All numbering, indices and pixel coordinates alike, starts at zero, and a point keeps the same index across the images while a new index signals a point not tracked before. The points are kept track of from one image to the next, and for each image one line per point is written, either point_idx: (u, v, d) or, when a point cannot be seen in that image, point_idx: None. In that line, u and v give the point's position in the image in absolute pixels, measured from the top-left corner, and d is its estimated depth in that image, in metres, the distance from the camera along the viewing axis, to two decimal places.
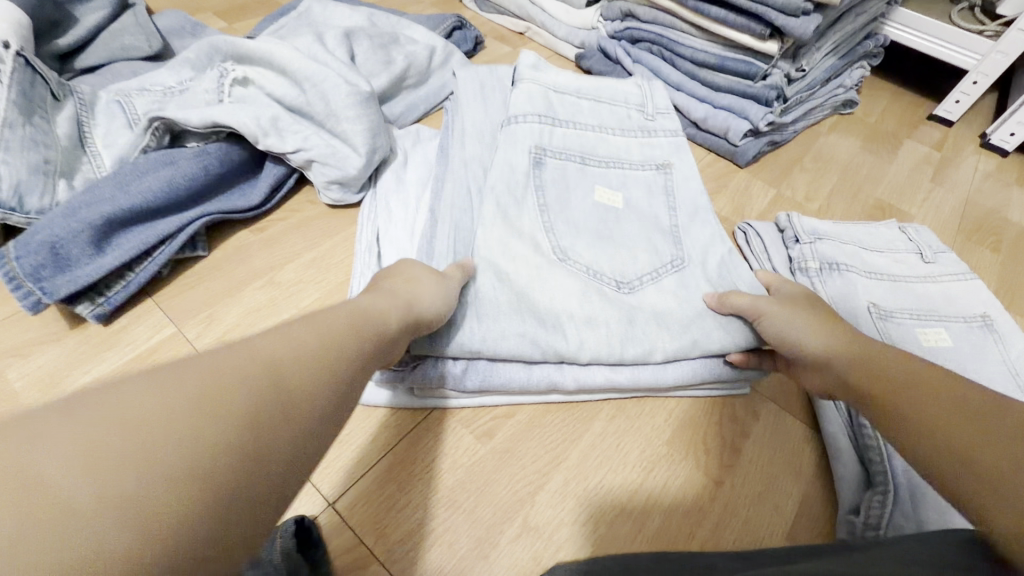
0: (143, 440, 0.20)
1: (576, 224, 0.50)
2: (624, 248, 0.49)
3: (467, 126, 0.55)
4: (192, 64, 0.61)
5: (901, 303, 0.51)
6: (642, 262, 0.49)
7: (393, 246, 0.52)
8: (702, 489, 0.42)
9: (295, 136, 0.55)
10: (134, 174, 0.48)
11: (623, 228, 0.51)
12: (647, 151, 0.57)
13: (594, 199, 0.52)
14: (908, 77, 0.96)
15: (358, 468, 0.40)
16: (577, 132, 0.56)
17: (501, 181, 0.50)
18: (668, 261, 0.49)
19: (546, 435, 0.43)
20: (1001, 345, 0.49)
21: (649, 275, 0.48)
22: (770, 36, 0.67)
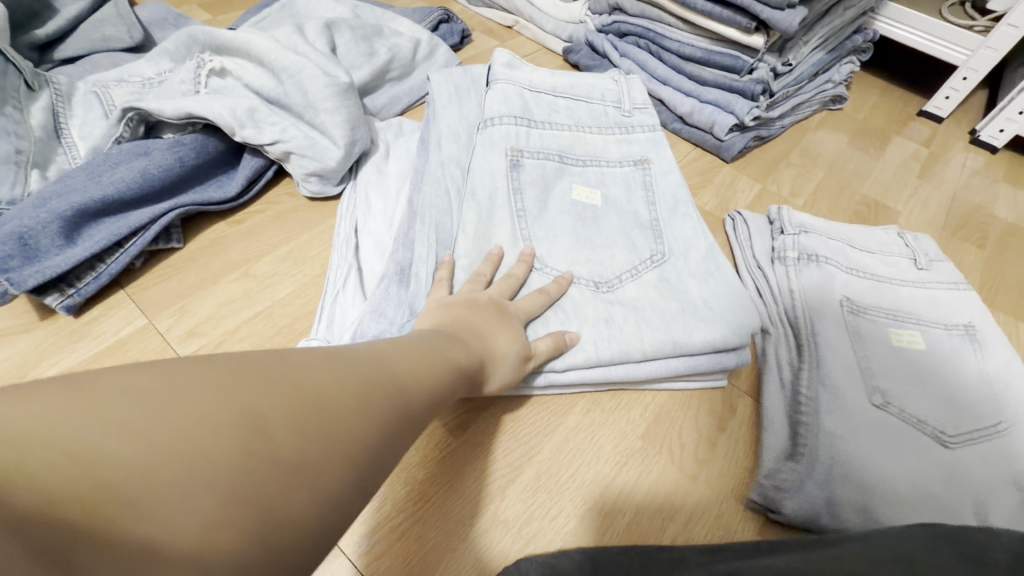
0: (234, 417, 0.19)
1: (553, 224, 0.50)
2: (602, 246, 0.49)
3: (442, 128, 0.54)
4: (171, 55, 0.61)
5: (879, 302, 0.51)
6: (620, 261, 0.48)
7: (372, 238, 0.51)
8: (676, 483, 0.41)
9: (271, 128, 0.54)
10: (106, 164, 0.48)
11: (601, 227, 0.50)
12: (628, 145, 0.57)
13: (571, 198, 0.52)
14: (898, 73, 0.96)
15: None
16: (554, 129, 0.55)
17: (479, 175, 0.50)
18: (647, 258, 0.49)
19: (519, 429, 0.43)
20: (980, 354, 0.48)
21: (627, 274, 0.48)
22: (756, 30, 0.67)
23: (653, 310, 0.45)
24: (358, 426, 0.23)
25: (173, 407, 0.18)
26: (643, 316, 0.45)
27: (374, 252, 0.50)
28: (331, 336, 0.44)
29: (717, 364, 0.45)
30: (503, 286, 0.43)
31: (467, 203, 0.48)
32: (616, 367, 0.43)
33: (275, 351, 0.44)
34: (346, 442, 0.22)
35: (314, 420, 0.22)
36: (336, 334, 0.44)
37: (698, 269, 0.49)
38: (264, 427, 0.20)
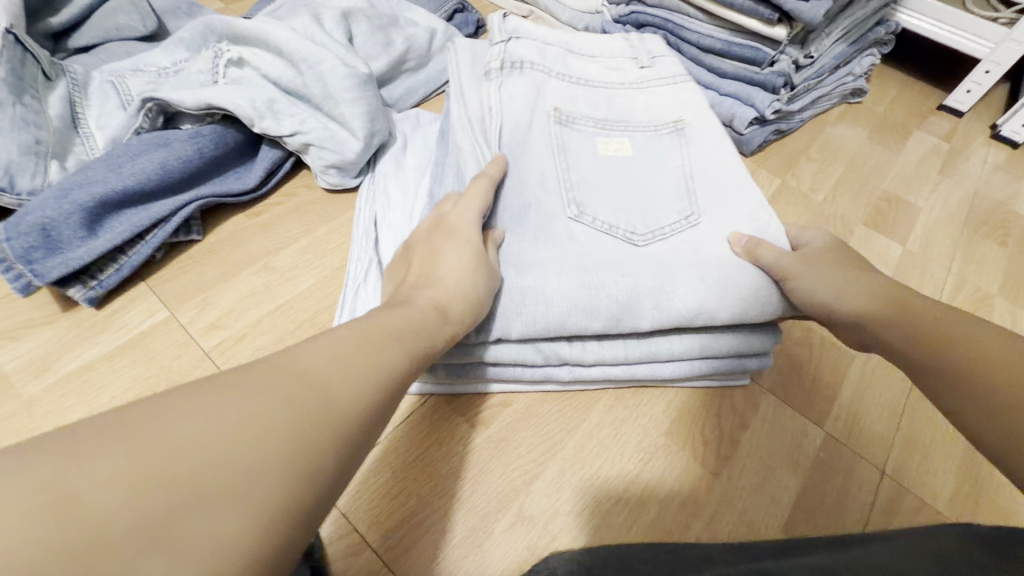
0: (201, 460, 0.20)
1: (579, 181, 0.49)
2: (638, 207, 0.48)
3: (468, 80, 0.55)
4: (186, 43, 0.60)
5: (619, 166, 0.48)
6: (648, 221, 0.47)
7: (392, 230, 0.51)
8: (700, 480, 0.41)
9: (291, 119, 0.54)
10: (126, 155, 0.48)
11: (627, 183, 0.50)
12: (659, 111, 0.55)
13: (603, 153, 0.51)
14: (919, 65, 0.94)
15: None
16: (583, 88, 0.56)
17: (510, 121, 0.51)
18: (679, 218, 0.47)
19: (541, 424, 0.43)
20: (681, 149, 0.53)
21: (658, 232, 0.46)
22: (778, 21, 0.65)
23: (686, 271, 0.44)
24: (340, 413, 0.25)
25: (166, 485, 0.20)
26: (677, 282, 0.43)
27: (395, 243, 0.50)
28: None
29: (740, 365, 0.45)
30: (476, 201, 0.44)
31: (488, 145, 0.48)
32: (642, 366, 0.44)
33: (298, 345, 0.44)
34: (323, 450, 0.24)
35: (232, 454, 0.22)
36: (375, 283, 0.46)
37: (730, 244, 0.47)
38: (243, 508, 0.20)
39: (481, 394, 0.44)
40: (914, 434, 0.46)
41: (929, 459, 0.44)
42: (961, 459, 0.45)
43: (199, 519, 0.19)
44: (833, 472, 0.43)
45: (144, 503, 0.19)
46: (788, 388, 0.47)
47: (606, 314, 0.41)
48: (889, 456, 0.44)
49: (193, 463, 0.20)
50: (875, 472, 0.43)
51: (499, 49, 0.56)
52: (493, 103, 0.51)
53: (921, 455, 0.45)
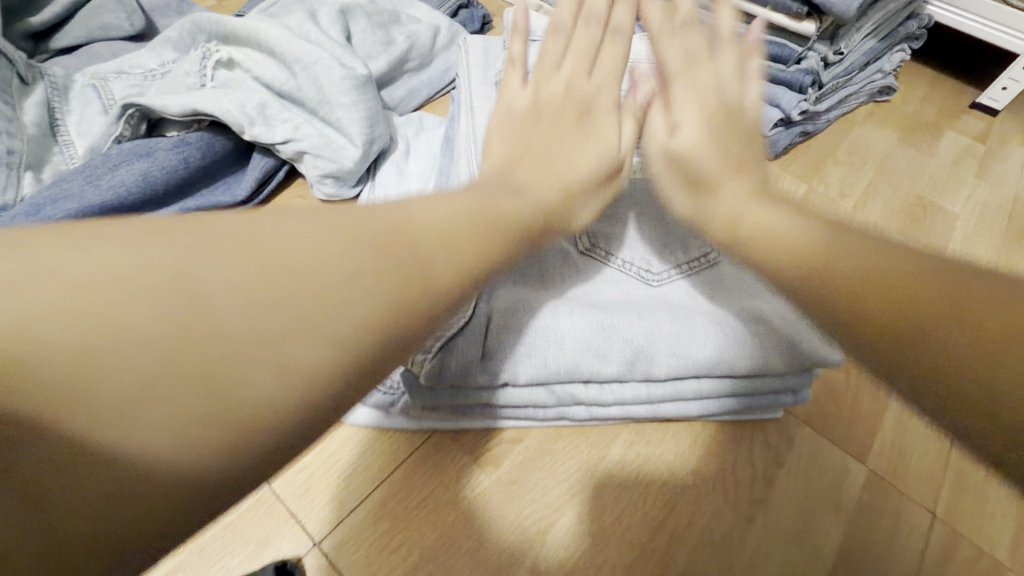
0: (193, 286, 0.22)
1: (593, 216, 0.46)
2: (657, 240, 0.45)
3: (478, 87, 0.51)
4: (174, 44, 0.56)
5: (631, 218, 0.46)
6: (665, 259, 0.44)
7: None
8: (732, 527, 0.37)
9: (284, 125, 0.50)
10: (106, 166, 0.44)
11: (644, 214, 0.47)
12: None
13: (619, 180, 0.49)
14: (950, 60, 0.89)
15: (349, 501, 0.36)
16: None
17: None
18: (696, 257, 0.44)
19: (556, 463, 0.39)
20: None
21: (673, 271, 0.44)
22: (808, 15, 0.61)
23: (710, 314, 0.41)
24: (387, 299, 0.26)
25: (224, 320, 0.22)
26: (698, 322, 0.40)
27: None
28: None
29: (772, 401, 0.41)
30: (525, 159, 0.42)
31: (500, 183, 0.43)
32: (666, 404, 0.40)
33: None
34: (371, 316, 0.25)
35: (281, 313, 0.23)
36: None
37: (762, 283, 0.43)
38: (262, 329, 0.22)
39: (488, 430, 0.40)
40: (966, 470, 0.42)
41: (984, 499, 0.40)
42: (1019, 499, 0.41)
43: (218, 331, 0.21)
44: (879, 517, 0.39)
45: (158, 316, 0.21)
46: (827, 420, 0.43)
47: (619, 359, 0.38)
48: (939, 497, 0.40)
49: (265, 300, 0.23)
50: (925, 516, 0.39)
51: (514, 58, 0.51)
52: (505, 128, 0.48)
53: (973, 495, 0.41)
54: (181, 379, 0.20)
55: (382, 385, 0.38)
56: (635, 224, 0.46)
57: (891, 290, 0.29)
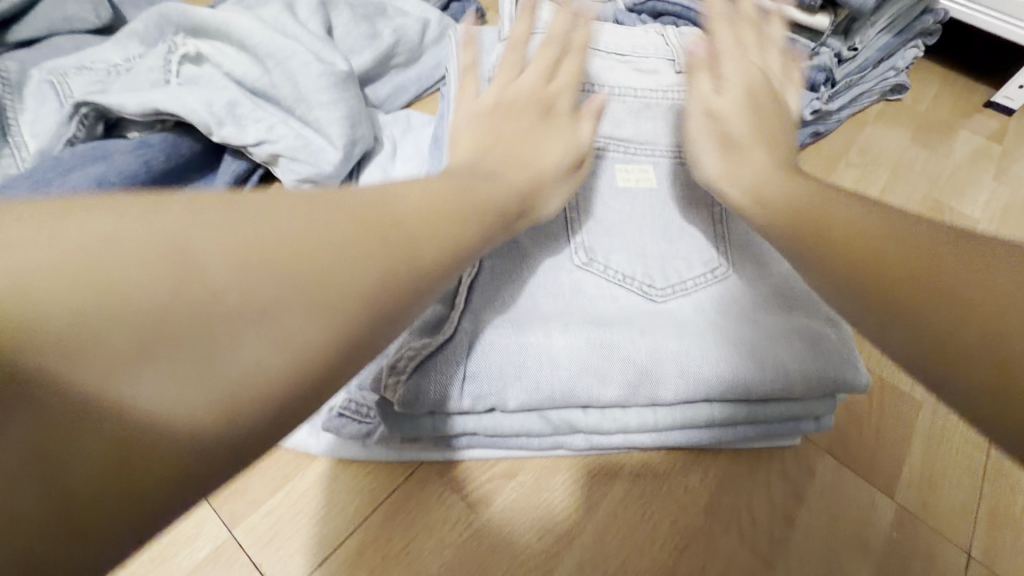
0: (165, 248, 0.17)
1: (589, 221, 0.41)
2: (663, 251, 0.41)
3: (467, 85, 0.47)
4: (140, 37, 0.52)
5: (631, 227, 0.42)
6: (670, 273, 0.40)
7: None
8: (749, 573, 0.34)
9: (256, 125, 0.46)
10: (55, 170, 0.40)
11: (644, 222, 0.42)
12: None
13: (622, 185, 0.43)
14: (962, 56, 0.86)
15: (321, 547, 0.32)
16: (609, 100, 0.47)
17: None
18: (704, 271, 0.40)
19: (554, 501, 0.35)
20: None
21: (679, 286, 0.39)
22: (821, 8, 0.58)
23: (722, 330, 0.37)
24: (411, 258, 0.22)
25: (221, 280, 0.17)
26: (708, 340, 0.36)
27: None
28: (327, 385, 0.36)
29: (791, 428, 0.37)
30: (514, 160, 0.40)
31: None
32: (674, 432, 0.36)
33: None
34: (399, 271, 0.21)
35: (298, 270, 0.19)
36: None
37: (781, 303, 0.39)
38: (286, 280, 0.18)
39: (479, 463, 0.36)
40: (1001, 503, 0.38)
41: (1022, 539, 0.37)
42: None
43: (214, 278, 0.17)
44: (910, 559, 0.35)
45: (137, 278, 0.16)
46: (850, 448, 0.39)
47: (622, 382, 0.34)
48: (974, 534, 0.37)
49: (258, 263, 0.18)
50: (959, 556, 0.36)
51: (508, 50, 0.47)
52: None
53: (1011, 531, 0.37)
54: (169, 341, 0.16)
55: (359, 415, 0.34)
56: (637, 233, 0.42)
57: (906, 256, 0.24)
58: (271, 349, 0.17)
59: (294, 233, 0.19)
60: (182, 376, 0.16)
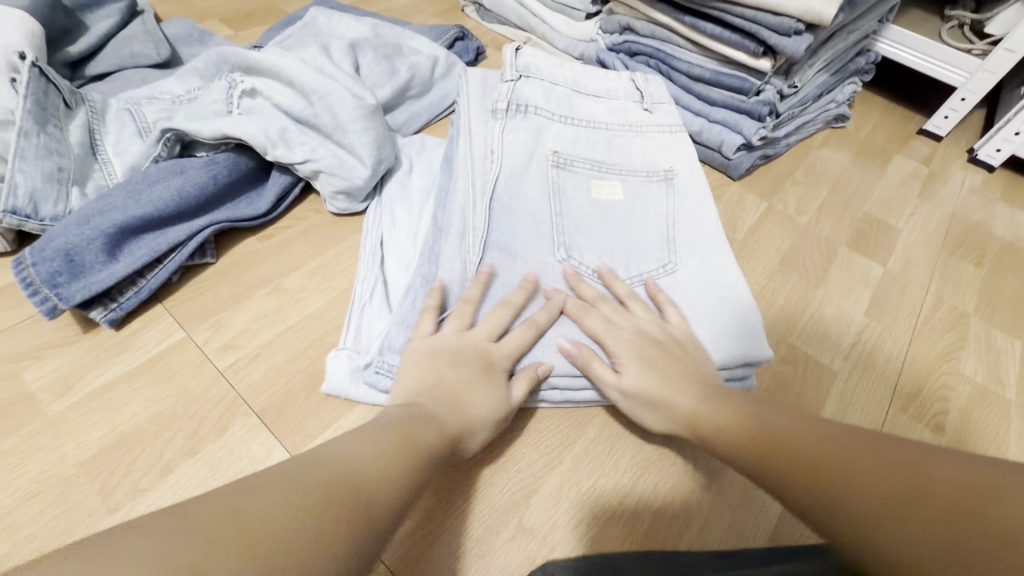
0: (217, 520, 0.23)
1: (570, 226, 0.52)
2: (623, 248, 0.52)
3: (468, 114, 0.57)
4: (200, 73, 0.63)
5: (598, 232, 0.52)
6: (634, 266, 0.51)
7: (397, 252, 0.54)
8: (690, 493, 0.44)
9: (302, 147, 0.57)
10: (145, 182, 0.50)
11: (613, 227, 0.53)
12: (652, 158, 0.59)
13: (594, 196, 0.55)
14: (899, 89, 0.99)
15: None
16: (585, 128, 0.59)
17: (511, 163, 0.54)
18: (656, 266, 0.51)
19: (541, 439, 0.45)
20: (671, 194, 0.56)
21: (637, 277, 0.50)
22: (764, 54, 0.69)
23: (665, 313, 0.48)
24: (397, 465, 0.32)
25: (275, 504, 0.25)
26: (654, 331, 0.44)
27: (399, 266, 0.52)
28: (360, 345, 0.46)
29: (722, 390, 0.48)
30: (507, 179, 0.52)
31: (500, 215, 0.51)
32: None
33: (308, 364, 0.46)
34: (383, 467, 0.32)
35: (327, 490, 0.28)
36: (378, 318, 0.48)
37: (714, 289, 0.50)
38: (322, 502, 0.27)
39: None
40: None
41: None
42: None
43: (276, 522, 0.25)
44: None
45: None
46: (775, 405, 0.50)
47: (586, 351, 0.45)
48: None
49: (299, 501, 0.26)
50: None
51: (507, 88, 0.58)
52: (495, 146, 0.54)
53: None
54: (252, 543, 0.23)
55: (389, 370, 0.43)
56: (606, 238, 0.52)
57: (826, 453, 0.32)
58: (328, 539, 0.26)
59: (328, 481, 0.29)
60: (302, 539, 0.25)
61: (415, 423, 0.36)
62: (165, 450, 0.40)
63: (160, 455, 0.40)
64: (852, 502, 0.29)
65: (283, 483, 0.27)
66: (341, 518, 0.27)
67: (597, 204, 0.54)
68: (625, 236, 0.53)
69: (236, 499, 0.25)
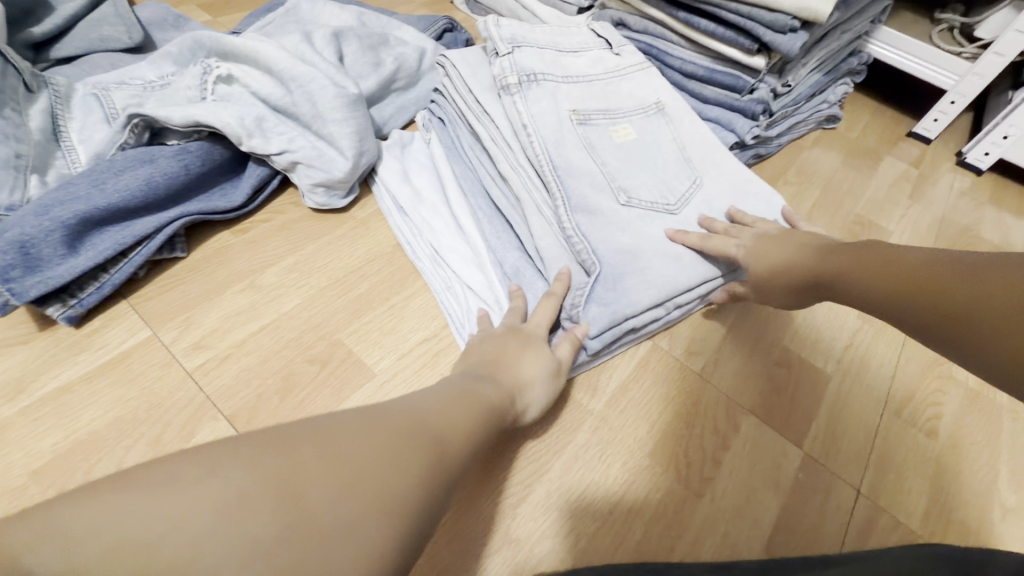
0: (222, 499, 0.21)
1: (616, 171, 0.54)
2: (658, 175, 0.56)
3: (475, 91, 0.57)
4: (174, 58, 0.60)
5: (645, 176, 0.55)
6: (673, 191, 0.55)
7: (455, 251, 0.53)
8: (684, 500, 0.42)
9: (279, 138, 0.54)
10: (110, 171, 0.47)
11: (643, 162, 0.56)
12: (639, 95, 0.61)
13: (618, 140, 0.57)
14: (889, 92, 0.99)
15: None
16: (584, 84, 0.59)
17: (546, 131, 0.53)
18: (690, 182, 0.56)
19: (529, 446, 0.43)
20: (670, 125, 0.60)
21: (680, 201, 0.54)
22: (757, 51, 0.68)
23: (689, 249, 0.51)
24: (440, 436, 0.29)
25: (299, 474, 0.23)
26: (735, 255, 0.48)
27: (467, 265, 0.52)
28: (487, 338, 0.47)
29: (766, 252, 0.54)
30: (548, 155, 0.52)
31: (567, 178, 0.52)
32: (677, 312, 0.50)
33: (284, 365, 0.44)
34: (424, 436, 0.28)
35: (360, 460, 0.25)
36: (490, 318, 0.48)
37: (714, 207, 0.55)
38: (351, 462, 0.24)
39: None
40: (887, 453, 0.48)
41: (902, 478, 0.46)
42: (931, 476, 0.47)
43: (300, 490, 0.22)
44: (811, 492, 0.44)
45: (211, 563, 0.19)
46: (768, 409, 0.49)
47: (653, 292, 0.47)
48: (865, 476, 0.46)
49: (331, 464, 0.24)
50: (851, 492, 0.45)
51: (507, 62, 0.56)
52: (527, 119, 0.53)
53: (895, 475, 0.46)
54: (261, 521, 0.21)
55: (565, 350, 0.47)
56: (653, 184, 0.55)
57: (946, 290, 0.32)
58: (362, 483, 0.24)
59: (410, 416, 0.29)
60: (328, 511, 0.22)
61: (474, 385, 0.37)
62: (126, 457, 0.37)
63: (120, 463, 0.37)
64: (979, 335, 0.30)
65: (317, 438, 0.25)
66: (410, 473, 0.26)
67: (627, 148, 0.56)
68: (661, 172, 0.56)
69: (249, 459, 0.23)
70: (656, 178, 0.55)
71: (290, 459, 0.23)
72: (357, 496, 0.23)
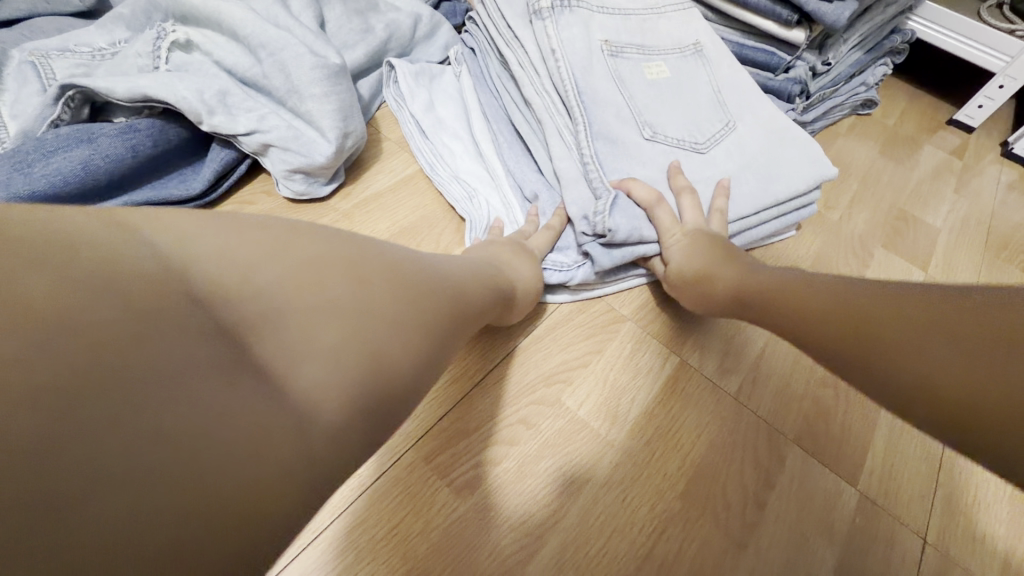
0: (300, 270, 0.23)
1: (644, 106, 0.50)
2: (691, 113, 0.51)
3: (505, 13, 0.52)
4: (126, 22, 0.52)
5: (672, 120, 0.50)
6: (704, 130, 0.50)
7: (472, 174, 0.52)
8: (723, 553, 0.35)
9: (247, 115, 0.46)
10: (37, 151, 0.39)
11: (674, 101, 0.51)
12: (676, 35, 0.54)
13: (649, 78, 0.51)
14: (926, 76, 0.91)
15: (324, 515, 0.34)
16: (620, 17, 0.52)
17: (575, 58, 0.49)
18: (723, 125, 0.51)
19: (540, 487, 0.36)
20: (707, 66, 0.53)
21: (710, 141, 0.50)
22: (797, 23, 0.59)
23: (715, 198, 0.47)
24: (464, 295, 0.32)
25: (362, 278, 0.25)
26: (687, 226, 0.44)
27: (483, 187, 0.51)
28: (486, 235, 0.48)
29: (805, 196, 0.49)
30: (572, 85, 0.48)
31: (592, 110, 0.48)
32: None
33: None
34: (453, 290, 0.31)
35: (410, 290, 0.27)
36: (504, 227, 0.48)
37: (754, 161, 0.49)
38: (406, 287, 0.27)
39: (466, 452, 0.37)
40: (954, 492, 0.41)
41: (974, 522, 0.39)
42: (1011, 522, 0.40)
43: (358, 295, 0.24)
44: (872, 540, 0.37)
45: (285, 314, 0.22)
46: (817, 437, 0.42)
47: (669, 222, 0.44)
48: (930, 522, 0.39)
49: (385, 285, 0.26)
50: (917, 540, 0.38)
51: None
52: (555, 44, 0.48)
53: (967, 519, 0.39)
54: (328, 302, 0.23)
55: (559, 267, 0.45)
56: (677, 128, 0.50)
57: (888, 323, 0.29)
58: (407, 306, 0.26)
59: (448, 273, 0.31)
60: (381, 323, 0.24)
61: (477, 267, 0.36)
62: None
63: None
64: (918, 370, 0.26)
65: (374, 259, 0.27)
66: (436, 310, 0.28)
67: (657, 87, 0.51)
68: (691, 115, 0.50)
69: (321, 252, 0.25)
70: (688, 115, 0.50)
71: (350, 264, 0.25)
72: (403, 325, 0.25)
